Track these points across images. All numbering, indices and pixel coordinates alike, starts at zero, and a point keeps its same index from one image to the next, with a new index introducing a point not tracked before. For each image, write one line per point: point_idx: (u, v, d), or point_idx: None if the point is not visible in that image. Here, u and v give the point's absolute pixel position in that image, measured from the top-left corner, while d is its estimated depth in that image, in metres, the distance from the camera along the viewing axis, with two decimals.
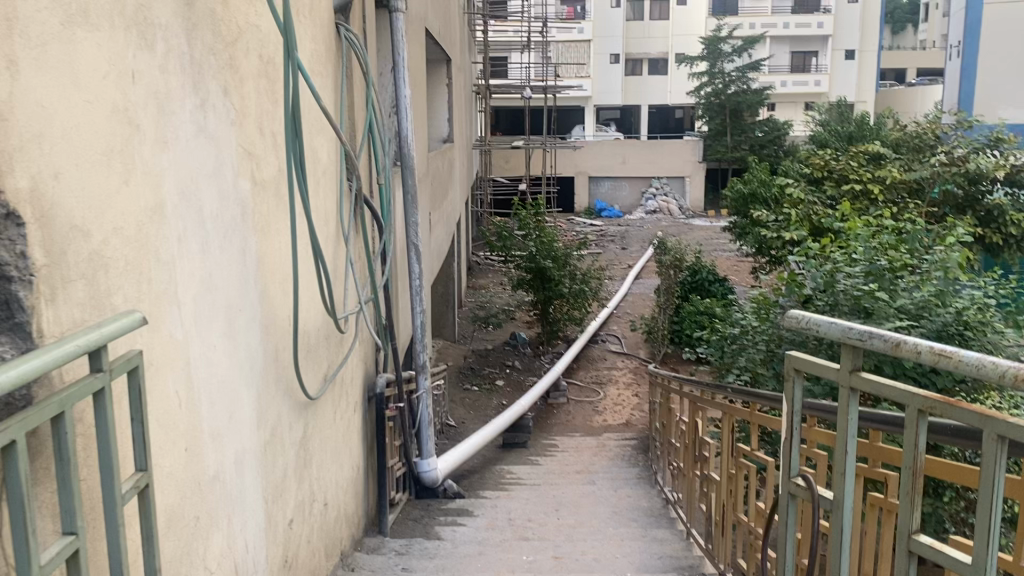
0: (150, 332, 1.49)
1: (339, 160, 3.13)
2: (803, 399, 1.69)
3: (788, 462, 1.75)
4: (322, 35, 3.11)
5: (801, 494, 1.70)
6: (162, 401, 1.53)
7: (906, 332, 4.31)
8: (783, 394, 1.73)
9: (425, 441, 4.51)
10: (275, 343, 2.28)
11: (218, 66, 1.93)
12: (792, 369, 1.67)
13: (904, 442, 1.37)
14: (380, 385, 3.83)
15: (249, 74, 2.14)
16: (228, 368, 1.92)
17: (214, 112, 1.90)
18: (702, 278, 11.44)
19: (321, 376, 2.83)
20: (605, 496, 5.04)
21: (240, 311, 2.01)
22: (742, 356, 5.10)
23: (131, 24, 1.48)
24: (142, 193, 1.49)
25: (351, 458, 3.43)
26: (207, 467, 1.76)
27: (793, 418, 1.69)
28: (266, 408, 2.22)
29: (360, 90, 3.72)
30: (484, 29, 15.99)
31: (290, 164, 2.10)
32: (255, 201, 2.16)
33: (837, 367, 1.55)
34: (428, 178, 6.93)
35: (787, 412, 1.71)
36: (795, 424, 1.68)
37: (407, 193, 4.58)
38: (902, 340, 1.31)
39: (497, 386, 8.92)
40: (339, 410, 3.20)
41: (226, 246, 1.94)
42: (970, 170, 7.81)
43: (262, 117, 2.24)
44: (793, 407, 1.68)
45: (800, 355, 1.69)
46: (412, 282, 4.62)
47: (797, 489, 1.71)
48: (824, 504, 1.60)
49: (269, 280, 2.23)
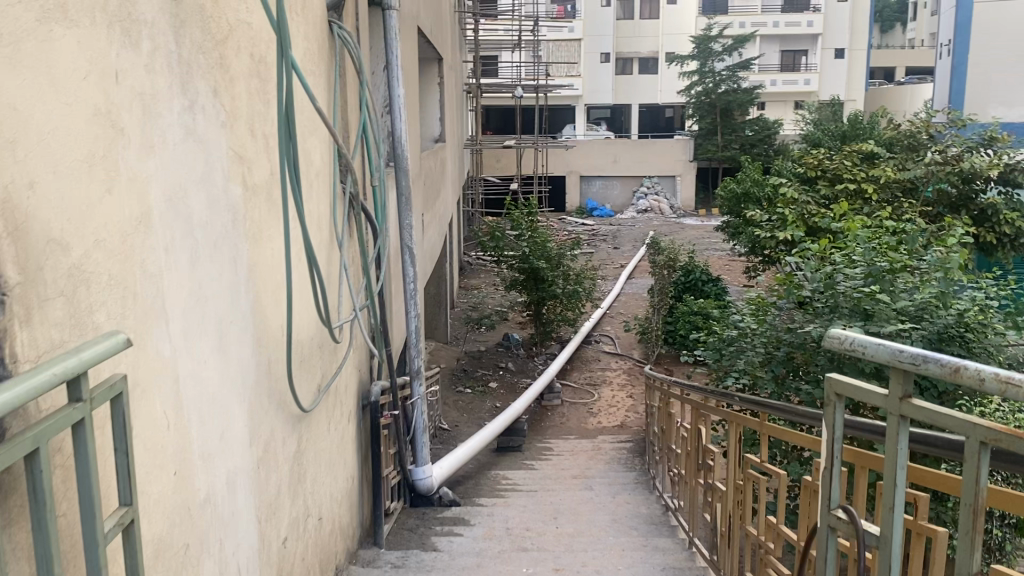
0: (135, 352, 1.39)
1: (333, 162, 3.03)
2: (844, 424, 1.54)
3: (828, 493, 1.61)
4: (315, 34, 3.01)
5: (842, 528, 1.56)
6: (149, 424, 1.44)
7: (907, 335, 4.21)
8: (822, 418, 1.59)
9: (420, 448, 4.44)
10: (267, 355, 2.18)
11: (208, 65, 1.83)
12: (832, 394, 1.53)
13: (963, 476, 1.21)
14: (375, 393, 3.75)
15: (238, 72, 2.04)
16: (219, 383, 1.82)
17: (204, 114, 1.80)
18: (695, 278, 11.29)
19: (315, 387, 2.73)
20: (604, 502, 4.97)
21: (231, 323, 1.91)
22: (741, 358, 4.94)
23: (114, 21, 1.38)
24: (126, 202, 1.39)
25: (346, 469, 3.33)
26: (197, 490, 1.66)
27: (833, 447, 1.55)
28: (259, 423, 2.13)
29: (354, 89, 3.62)
30: (475, 28, 15.89)
31: (283, 168, 2.00)
32: (246, 206, 2.06)
33: (884, 392, 1.41)
34: (421, 179, 6.83)
35: (827, 442, 1.57)
36: (836, 456, 1.54)
37: (401, 195, 4.48)
38: (961, 365, 1.19)
39: (490, 388, 8.83)
40: (334, 420, 3.10)
41: (216, 254, 1.84)
42: (965, 168, 7.74)
43: (253, 118, 2.13)
44: (834, 434, 1.53)
45: (843, 378, 1.55)
46: (406, 285, 4.52)
47: (837, 522, 1.57)
48: (870, 539, 1.46)
49: (261, 289, 2.13)
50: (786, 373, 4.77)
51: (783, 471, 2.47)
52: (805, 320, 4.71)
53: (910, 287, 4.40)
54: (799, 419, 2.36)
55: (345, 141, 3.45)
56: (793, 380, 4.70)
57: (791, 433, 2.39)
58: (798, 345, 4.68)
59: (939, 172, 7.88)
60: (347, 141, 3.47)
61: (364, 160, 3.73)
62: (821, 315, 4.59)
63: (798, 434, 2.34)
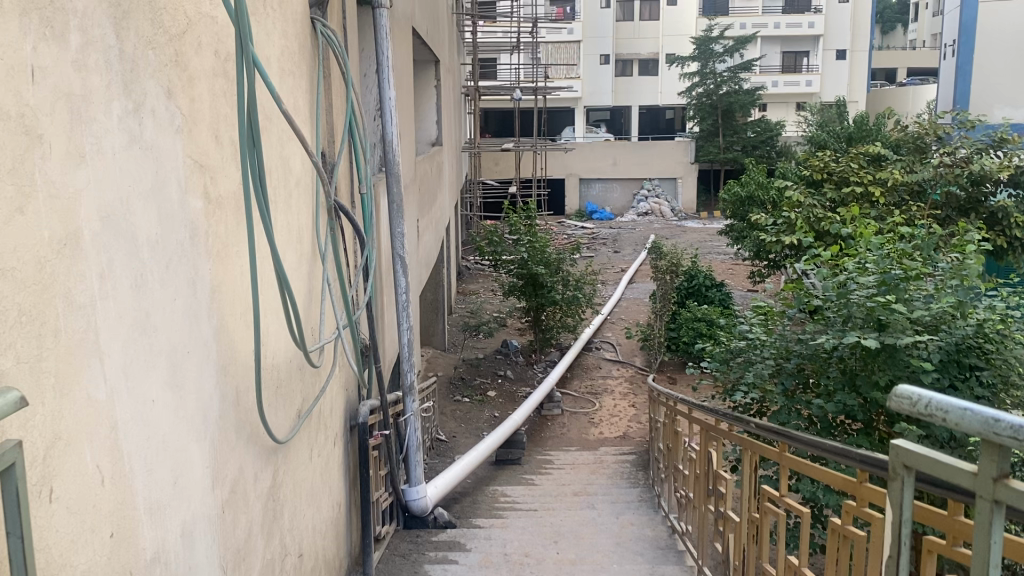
0: (58, 398, 1.19)
1: (315, 169, 2.81)
2: (913, 503, 1.36)
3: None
4: (298, 32, 2.79)
5: None
6: (77, 480, 1.24)
7: (926, 347, 4.00)
8: (888, 494, 1.40)
9: (413, 466, 4.20)
10: (235, 384, 1.97)
11: (160, 63, 1.61)
12: (899, 467, 1.35)
13: None
14: (363, 413, 3.50)
15: (199, 70, 1.82)
16: (173, 424, 1.61)
17: (153, 116, 1.58)
18: (699, 283, 10.96)
19: (293, 415, 2.52)
20: (607, 523, 4.75)
21: (188, 353, 1.70)
22: (750, 371, 4.68)
23: (32, 8, 1.17)
24: (46, 222, 1.19)
25: (331, 497, 3.11)
26: (143, 549, 1.45)
27: (900, 529, 1.36)
28: (224, 462, 1.91)
29: (339, 91, 3.40)
30: (473, 30, 15.67)
31: (247, 180, 1.79)
32: (208, 219, 1.84)
33: (967, 468, 1.23)
34: (416, 185, 6.60)
35: (894, 523, 1.37)
36: (903, 539, 1.35)
37: (393, 202, 4.27)
38: None
39: (489, 397, 8.60)
40: (317, 448, 2.88)
41: (171, 275, 1.63)
42: (974, 170, 7.51)
43: (218, 121, 1.92)
44: (902, 514, 1.35)
45: (908, 445, 1.37)
46: (398, 296, 4.29)
47: None
48: None
49: (227, 311, 1.92)
50: (796, 386, 4.55)
51: (805, 507, 2.24)
52: (815, 330, 4.47)
53: (926, 295, 4.12)
54: (820, 452, 2.14)
55: (330, 146, 3.24)
56: (803, 394, 4.48)
57: (810, 467, 2.17)
58: (809, 356, 4.47)
59: (947, 174, 7.68)
60: (333, 146, 3.25)
61: (354, 166, 3.52)
62: (833, 328, 4.33)
63: (820, 468, 2.12)
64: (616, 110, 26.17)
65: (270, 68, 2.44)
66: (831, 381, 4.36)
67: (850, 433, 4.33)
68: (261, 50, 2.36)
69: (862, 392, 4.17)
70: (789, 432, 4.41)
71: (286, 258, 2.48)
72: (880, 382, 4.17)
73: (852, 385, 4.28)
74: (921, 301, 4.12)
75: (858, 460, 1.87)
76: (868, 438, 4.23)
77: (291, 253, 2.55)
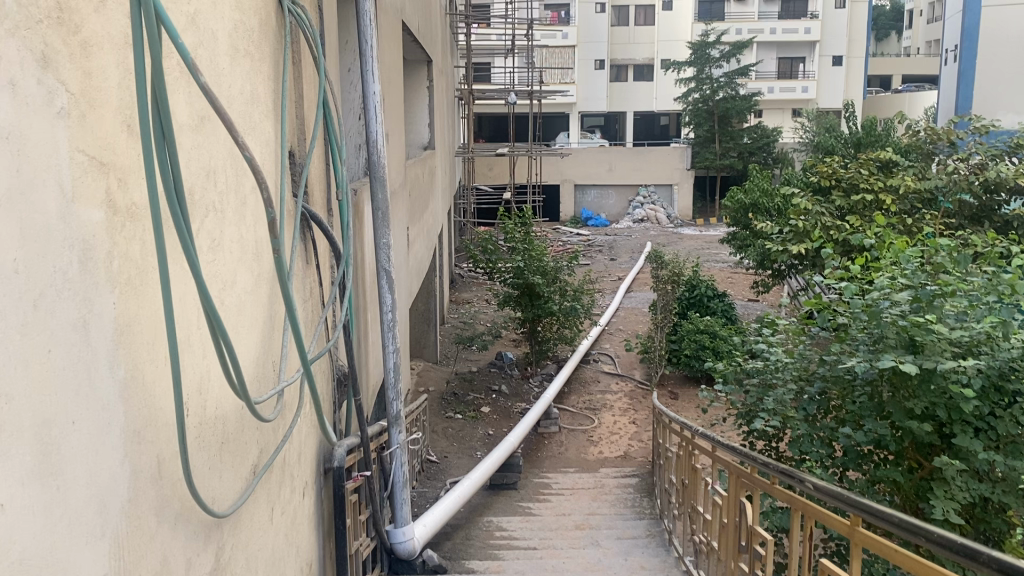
0: None
1: (278, 172, 2.32)
2: None
3: None
4: (260, 7, 2.31)
5: None
6: None
7: (964, 372, 3.46)
8: None
9: (399, 505, 3.70)
10: (155, 450, 1.49)
11: (28, 21, 1.15)
12: None
13: None
14: (339, 454, 3.01)
15: (99, 37, 1.35)
16: (43, 532, 1.15)
17: (13, 93, 1.11)
18: (701, 293, 10.54)
19: (244, 475, 2.03)
20: (617, 566, 4.29)
21: (72, 426, 1.23)
22: (769, 396, 4.15)
23: None
24: None
25: (298, 558, 2.63)
26: None
27: None
28: (138, 558, 1.44)
29: (312, 76, 2.90)
30: (466, 32, 15.22)
31: (157, 181, 1.32)
32: (113, 236, 1.37)
33: None
34: (405, 190, 6.15)
35: None
36: None
37: (378, 209, 3.82)
38: None
39: (482, 413, 8.10)
40: (280, 505, 2.41)
41: (45, 323, 1.17)
42: (989, 177, 6.98)
43: (132, 105, 1.45)
44: None
45: None
46: (384, 315, 3.78)
47: None
48: None
49: (140, 357, 1.45)
50: (818, 411, 4.04)
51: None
52: (840, 350, 3.97)
53: (959, 312, 3.57)
54: (930, 544, 1.87)
55: (301, 145, 2.75)
56: (828, 421, 3.98)
57: (922, 564, 1.89)
58: (833, 379, 3.96)
59: (960, 180, 7.18)
60: (303, 146, 2.76)
61: (333, 170, 3.07)
62: (860, 349, 3.81)
63: (933, 567, 1.84)
64: (611, 115, 25.72)
65: (218, 48, 1.96)
66: (858, 408, 3.85)
67: (880, 466, 3.84)
68: (205, 23, 1.87)
69: (895, 420, 3.66)
70: (812, 463, 3.91)
71: (236, 280, 2.00)
72: (916, 411, 3.64)
73: (882, 411, 3.78)
74: (954, 320, 3.59)
75: (991, 568, 1.66)
76: (899, 471, 3.72)
77: (246, 274, 2.08)
